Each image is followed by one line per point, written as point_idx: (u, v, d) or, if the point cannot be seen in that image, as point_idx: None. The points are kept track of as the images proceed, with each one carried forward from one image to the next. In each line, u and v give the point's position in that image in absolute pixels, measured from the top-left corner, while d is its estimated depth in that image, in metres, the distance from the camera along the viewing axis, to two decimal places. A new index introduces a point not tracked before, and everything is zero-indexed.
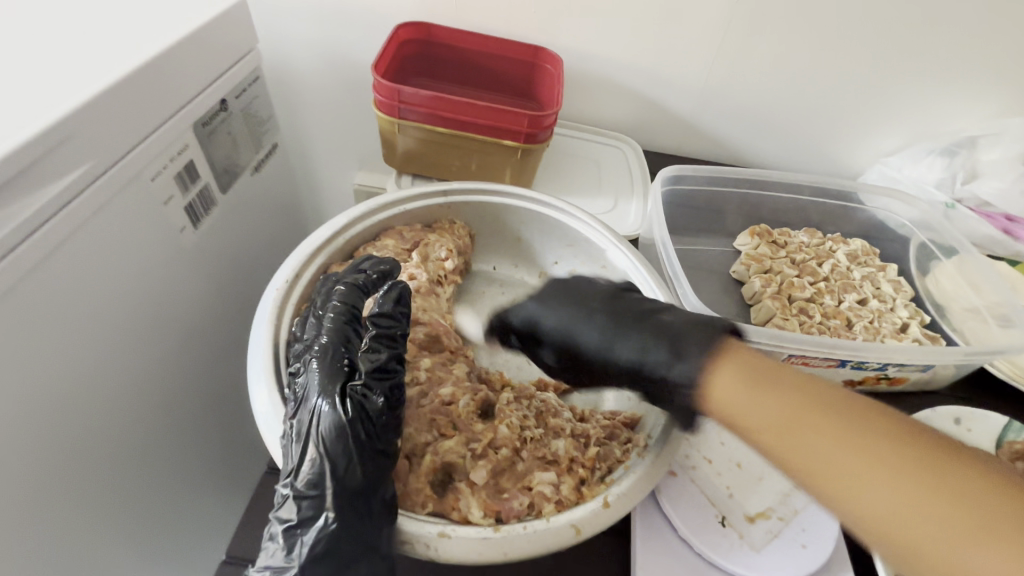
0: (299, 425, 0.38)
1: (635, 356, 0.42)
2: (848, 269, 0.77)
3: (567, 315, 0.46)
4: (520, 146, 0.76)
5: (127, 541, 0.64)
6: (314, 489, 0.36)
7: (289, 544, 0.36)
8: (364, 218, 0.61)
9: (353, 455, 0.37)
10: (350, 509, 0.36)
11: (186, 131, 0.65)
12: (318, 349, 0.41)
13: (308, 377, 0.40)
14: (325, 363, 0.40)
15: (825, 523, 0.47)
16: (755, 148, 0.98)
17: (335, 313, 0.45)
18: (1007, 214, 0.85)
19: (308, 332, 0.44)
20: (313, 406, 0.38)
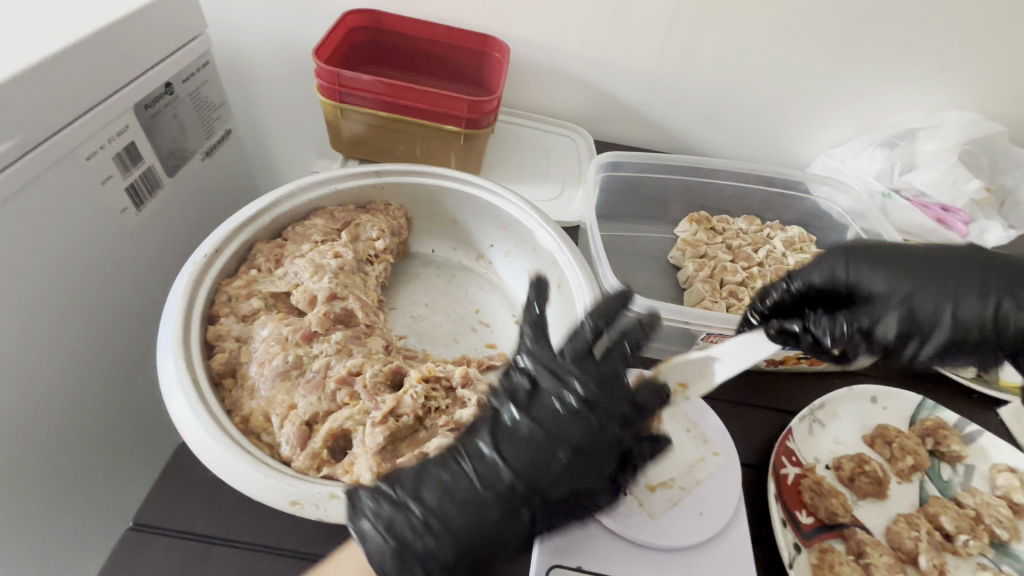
0: (477, 467, 0.40)
1: (994, 304, 0.44)
2: (783, 255, 0.79)
3: (901, 277, 0.46)
4: (462, 131, 0.77)
5: (49, 517, 0.64)
6: (472, 520, 0.39)
7: (396, 528, 0.38)
8: (294, 197, 0.62)
9: (522, 501, 0.40)
10: (497, 542, 0.39)
11: (126, 112, 0.65)
12: (562, 415, 0.42)
13: (560, 432, 0.42)
14: (596, 440, 0.42)
15: (726, 495, 0.49)
16: (705, 139, 1.00)
17: (612, 382, 0.44)
18: (942, 205, 0.87)
19: (551, 390, 0.44)
20: (545, 462, 0.41)
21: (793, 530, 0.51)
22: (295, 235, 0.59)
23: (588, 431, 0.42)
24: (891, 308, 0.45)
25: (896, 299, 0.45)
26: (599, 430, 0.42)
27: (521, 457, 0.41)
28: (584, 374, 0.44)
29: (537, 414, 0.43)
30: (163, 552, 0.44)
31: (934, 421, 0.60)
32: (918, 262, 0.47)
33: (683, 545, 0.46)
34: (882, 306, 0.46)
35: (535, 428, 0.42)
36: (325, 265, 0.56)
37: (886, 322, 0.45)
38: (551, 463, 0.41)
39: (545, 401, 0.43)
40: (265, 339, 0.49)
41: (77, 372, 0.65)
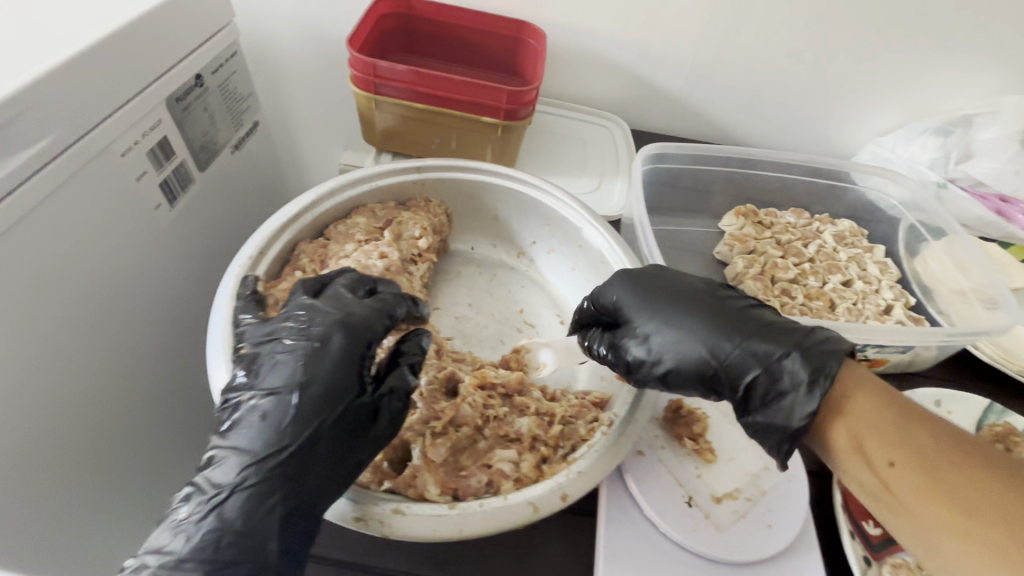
0: (242, 445, 0.37)
1: (727, 347, 0.44)
2: (834, 250, 0.75)
3: (648, 310, 0.47)
4: (500, 123, 0.74)
5: (94, 518, 0.64)
6: (243, 502, 0.35)
7: (203, 521, 0.35)
8: (335, 193, 0.59)
9: (271, 463, 0.36)
10: (256, 528, 0.36)
11: (158, 106, 0.64)
12: (293, 358, 0.39)
13: (280, 382, 0.38)
14: (335, 388, 0.39)
15: (792, 506, 0.47)
16: (746, 128, 0.96)
17: (307, 320, 0.41)
18: (1002, 195, 0.83)
19: (270, 348, 0.40)
20: (284, 427, 0.37)
21: (861, 542, 0.48)
22: (337, 235, 0.57)
23: (313, 391, 0.38)
24: (633, 333, 0.47)
25: (634, 329, 0.47)
26: (324, 369, 0.39)
27: (256, 427, 0.37)
28: (315, 323, 0.41)
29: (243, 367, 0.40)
30: None
31: (1005, 426, 0.57)
32: (668, 301, 0.47)
33: (753, 560, 0.44)
34: (631, 332, 0.48)
35: (282, 388, 0.38)
36: (371, 267, 0.54)
37: (640, 346, 0.46)
38: (309, 406, 0.38)
39: (269, 359, 0.40)
40: None
41: (117, 372, 0.64)
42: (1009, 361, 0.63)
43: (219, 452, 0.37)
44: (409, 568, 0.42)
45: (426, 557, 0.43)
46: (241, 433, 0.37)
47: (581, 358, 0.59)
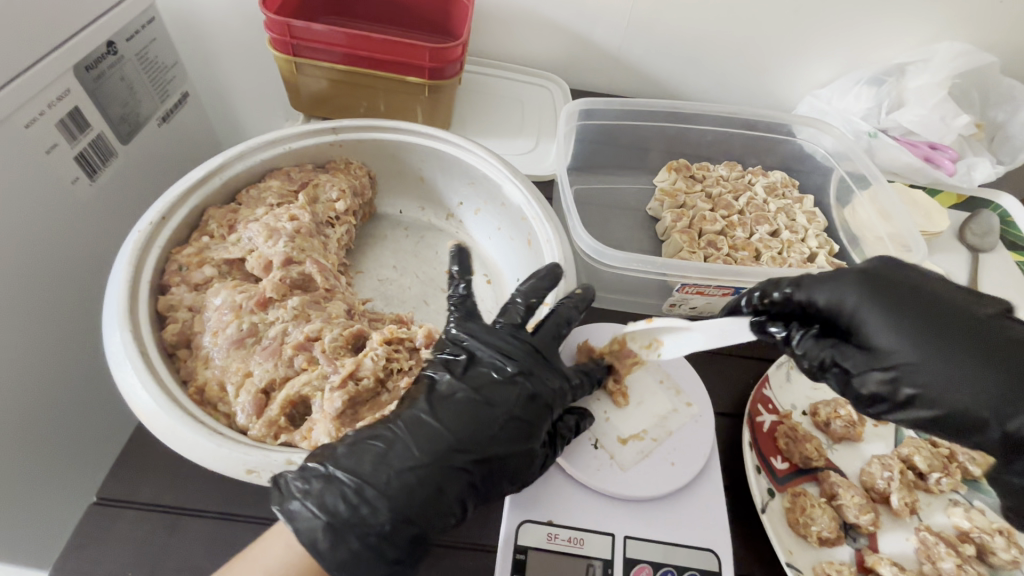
0: (446, 428, 0.40)
1: (1004, 399, 0.37)
2: (764, 201, 0.76)
3: (908, 335, 0.39)
4: (426, 83, 0.72)
5: (35, 507, 0.62)
6: (406, 485, 0.38)
7: (359, 487, 0.37)
8: (245, 157, 0.58)
9: (463, 461, 0.40)
10: (426, 500, 0.38)
11: (65, 74, 0.58)
12: (498, 381, 0.43)
13: (494, 396, 0.43)
14: (530, 422, 0.43)
15: (696, 444, 0.49)
16: (688, 84, 0.94)
17: (534, 362, 0.45)
18: (930, 142, 0.83)
19: (489, 363, 0.44)
20: (482, 435, 0.41)
21: (767, 476, 0.50)
22: (249, 199, 0.56)
23: (505, 418, 0.42)
24: (874, 357, 0.41)
25: (920, 366, 0.39)
26: (525, 405, 0.43)
27: (455, 423, 0.41)
28: (535, 362, 0.45)
29: (466, 376, 0.44)
30: (128, 524, 0.43)
31: None
32: (954, 324, 0.39)
33: (654, 496, 0.46)
34: (876, 359, 0.40)
35: (484, 403, 0.42)
36: (280, 229, 0.53)
37: (875, 377, 0.40)
38: (506, 425, 0.42)
39: (480, 370, 0.44)
40: (218, 308, 0.48)
41: (45, 361, 0.62)
42: None
43: (424, 417, 0.41)
44: None
45: None
46: (443, 419, 0.41)
47: None
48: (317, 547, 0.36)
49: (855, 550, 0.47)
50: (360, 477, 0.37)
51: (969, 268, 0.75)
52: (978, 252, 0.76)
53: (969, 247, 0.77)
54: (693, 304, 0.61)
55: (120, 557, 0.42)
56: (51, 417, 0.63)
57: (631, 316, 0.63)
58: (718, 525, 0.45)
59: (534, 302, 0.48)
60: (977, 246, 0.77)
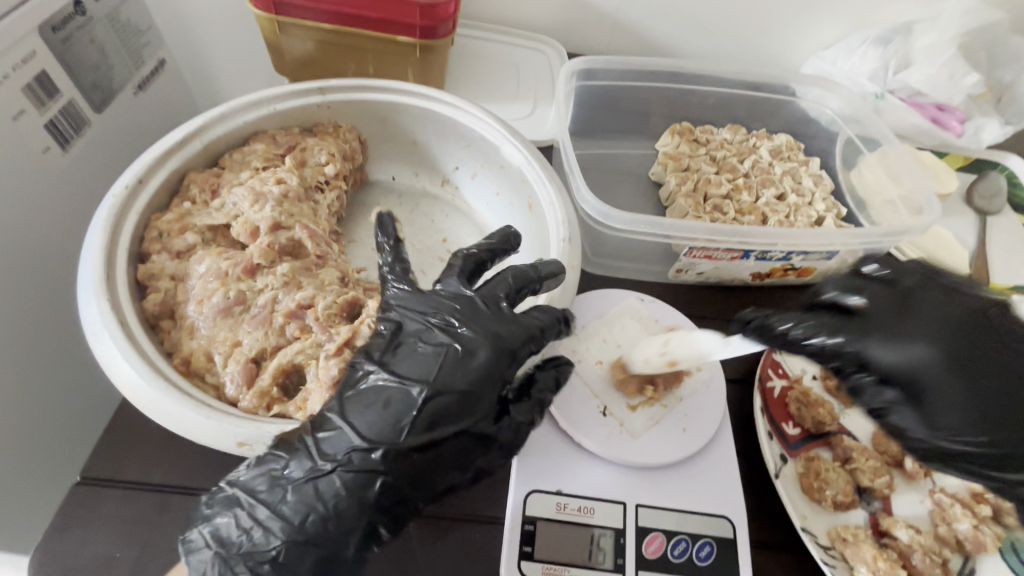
0: (359, 425, 0.35)
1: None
2: (770, 164, 0.74)
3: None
4: (417, 42, 0.68)
5: (14, 493, 0.59)
6: (303, 501, 0.34)
7: (255, 509, 0.34)
8: (227, 118, 0.54)
9: (378, 466, 0.34)
10: (335, 515, 0.34)
11: (28, 34, 0.54)
12: (424, 356, 0.38)
13: (418, 374, 0.37)
14: (466, 397, 0.36)
15: (707, 409, 0.47)
16: (690, 46, 0.90)
17: (466, 322, 0.39)
18: (938, 103, 0.81)
19: (415, 333, 0.39)
20: (401, 426, 0.35)
21: (779, 442, 0.49)
22: (233, 163, 0.53)
23: (424, 399, 0.36)
24: (942, 429, 0.34)
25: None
26: (453, 379, 0.37)
27: (369, 419, 0.36)
28: (468, 322, 0.39)
29: (389, 359, 0.38)
30: (114, 504, 0.41)
31: None
32: None
33: (665, 462, 0.44)
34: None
35: (400, 385, 0.37)
36: (267, 194, 0.50)
37: None
38: (429, 410, 0.36)
39: (407, 347, 0.39)
40: (203, 275, 0.45)
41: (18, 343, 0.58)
42: (932, 265, 0.66)
43: (334, 421, 0.36)
44: None
45: None
46: (356, 416, 0.36)
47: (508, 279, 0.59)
48: None
49: (869, 513, 0.46)
50: (253, 495, 0.35)
51: (977, 230, 0.73)
52: (987, 215, 0.74)
53: (977, 210, 0.75)
54: (700, 269, 0.59)
55: (107, 539, 0.40)
56: (28, 400, 0.60)
57: (636, 284, 0.62)
58: (731, 491, 0.44)
59: (476, 255, 0.44)
60: (985, 209, 0.75)
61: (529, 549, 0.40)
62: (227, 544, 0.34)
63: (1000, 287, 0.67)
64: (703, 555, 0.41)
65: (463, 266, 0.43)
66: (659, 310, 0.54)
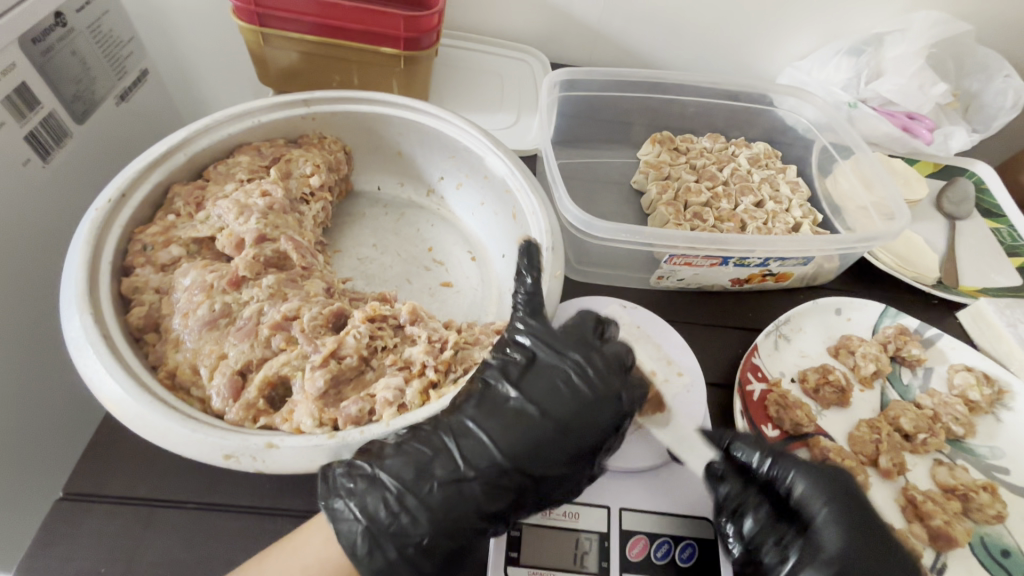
0: (501, 446, 0.39)
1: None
2: (748, 172, 0.76)
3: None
4: (401, 53, 0.69)
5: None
6: (449, 496, 0.37)
7: (400, 497, 0.36)
8: (212, 131, 0.55)
9: (513, 484, 0.38)
10: (470, 517, 0.37)
11: (8, 47, 0.53)
12: (561, 391, 0.41)
13: (558, 411, 0.40)
14: (596, 439, 0.40)
15: (688, 413, 0.49)
16: (670, 56, 0.92)
17: (597, 369, 0.42)
18: (909, 112, 0.84)
19: (550, 365, 0.42)
20: (537, 457, 0.39)
21: None
22: (217, 176, 0.53)
23: (556, 433, 0.40)
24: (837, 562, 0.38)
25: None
26: (589, 419, 0.40)
27: (510, 441, 0.39)
28: (602, 373, 0.42)
29: (527, 388, 0.41)
30: (98, 520, 0.41)
31: (897, 328, 0.60)
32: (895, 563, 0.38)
33: (648, 466, 0.45)
34: (819, 560, 0.39)
35: (540, 415, 0.40)
36: (251, 206, 0.50)
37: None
38: (568, 445, 0.39)
39: (544, 377, 0.41)
40: (188, 288, 0.45)
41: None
42: (904, 268, 0.68)
43: (478, 432, 0.39)
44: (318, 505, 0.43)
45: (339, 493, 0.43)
46: (499, 434, 0.39)
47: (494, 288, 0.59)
48: (355, 553, 0.35)
49: None
50: (409, 482, 0.37)
51: (947, 234, 0.76)
52: (956, 219, 0.76)
53: (946, 215, 0.78)
54: (680, 276, 0.60)
55: (91, 554, 0.39)
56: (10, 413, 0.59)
57: (619, 290, 0.63)
58: (711, 493, 0.45)
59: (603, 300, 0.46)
60: (954, 214, 0.78)
61: (515, 555, 0.41)
62: (378, 519, 0.36)
63: (969, 289, 0.69)
64: (685, 556, 0.42)
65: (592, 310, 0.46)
66: (640, 316, 0.55)
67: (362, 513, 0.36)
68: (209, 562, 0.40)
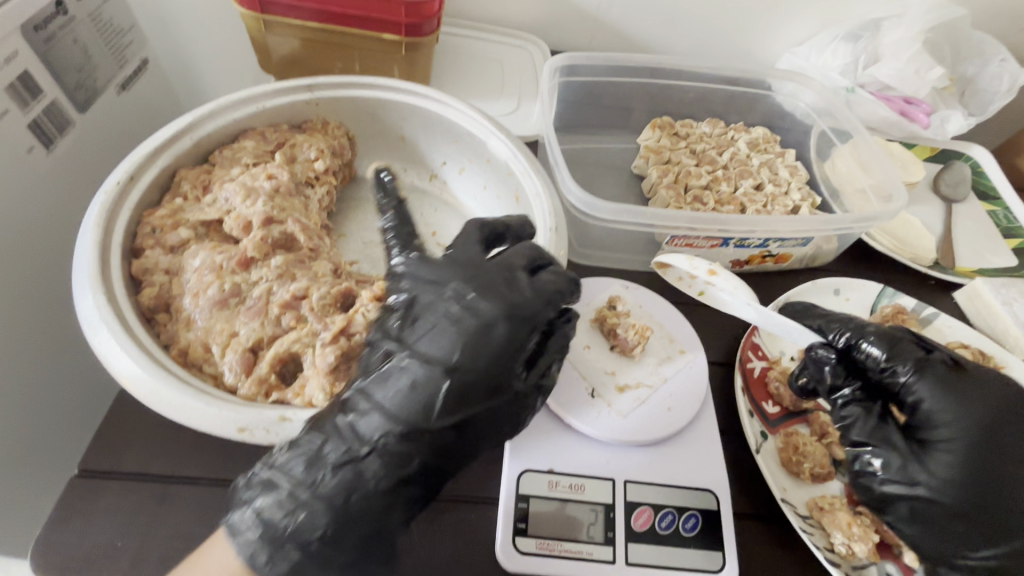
0: (389, 406, 0.37)
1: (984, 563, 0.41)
2: (748, 156, 0.76)
3: (966, 467, 0.43)
4: (403, 40, 0.69)
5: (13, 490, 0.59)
6: (345, 482, 0.35)
7: (298, 492, 0.35)
8: (217, 115, 0.55)
9: (415, 443, 0.37)
10: (383, 494, 0.36)
11: (11, 35, 0.54)
12: (444, 330, 0.38)
13: (439, 349, 0.38)
14: (490, 368, 0.38)
15: (692, 389, 0.50)
16: (670, 42, 0.92)
17: (477, 288, 0.40)
18: (906, 96, 0.84)
19: (429, 304, 0.40)
20: (430, 402, 0.37)
21: (759, 419, 0.51)
22: (222, 160, 0.54)
23: (444, 376, 0.37)
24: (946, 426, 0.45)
25: (946, 497, 0.42)
26: (479, 352, 0.38)
27: (398, 399, 0.37)
28: (483, 295, 0.39)
29: (404, 338, 0.39)
30: (114, 496, 0.42)
31: (894, 308, 0.61)
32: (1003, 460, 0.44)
33: (653, 440, 0.46)
34: (944, 431, 0.45)
35: (423, 364, 0.38)
36: (258, 188, 0.51)
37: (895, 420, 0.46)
38: (461, 384, 0.37)
39: (427, 323, 0.39)
40: (197, 269, 0.45)
41: (5, 346, 0.58)
42: (902, 250, 0.69)
43: (366, 403, 0.37)
44: None
45: None
46: (391, 385, 0.37)
47: None
48: (251, 562, 0.34)
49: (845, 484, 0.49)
50: (305, 482, 0.35)
51: (944, 217, 0.77)
52: (953, 202, 0.77)
53: (943, 198, 0.79)
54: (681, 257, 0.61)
55: (108, 529, 0.40)
56: (24, 396, 0.60)
57: (621, 273, 0.64)
58: (713, 467, 0.46)
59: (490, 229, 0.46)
60: (952, 197, 0.79)
61: (523, 526, 0.42)
62: (281, 518, 0.34)
63: (965, 270, 0.70)
64: (689, 526, 0.43)
65: (470, 235, 0.45)
66: (642, 295, 0.56)
67: (265, 515, 0.35)
68: None
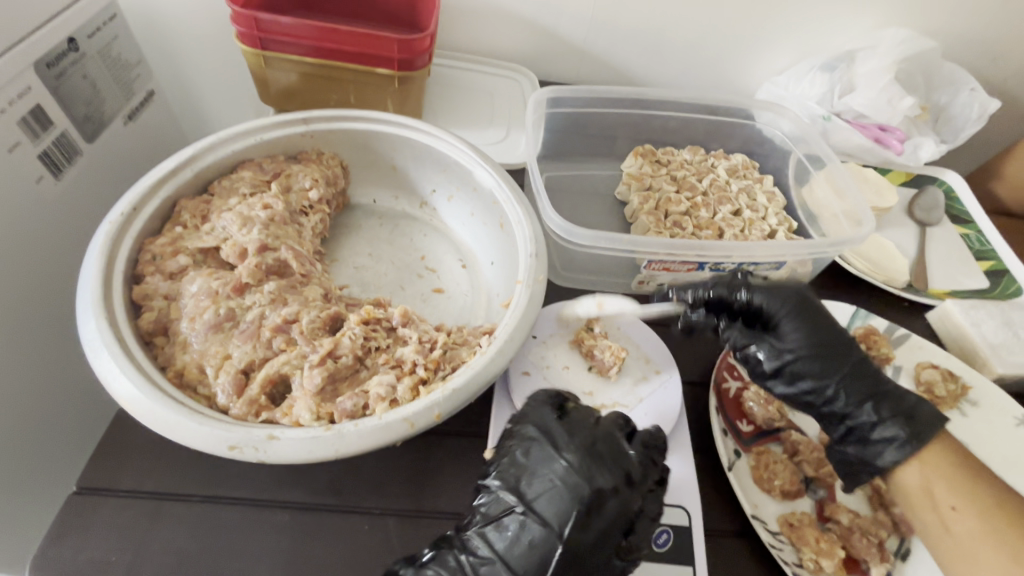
0: (509, 557, 0.39)
1: (853, 404, 0.50)
2: (727, 182, 0.79)
3: (810, 342, 0.51)
4: (395, 74, 0.72)
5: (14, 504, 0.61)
6: None
7: None
8: (218, 147, 0.58)
9: None
10: None
11: (25, 73, 0.57)
12: (559, 489, 0.41)
13: (554, 510, 0.40)
14: (600, 537, 0.40)
15: (665, 409, 0.52)
16: (655, 72, 0.96)
17: (590, 452, 0.43)
18: (880, 124, 0.88)
19: (545, 463, 0.43)
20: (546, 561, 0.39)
21: (733, 438, 0.52)
22: (221, 189, 0.57)
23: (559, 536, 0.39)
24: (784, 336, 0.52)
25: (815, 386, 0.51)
26: (593, 518, 0.40)
27: (516, 552, 0.39)
28: (598, 459, 0.42)
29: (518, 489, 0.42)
30: (109, 512, 0.44)
31: (866, 329, 0.63)
32: (828, 341, 0.52)
33: None
34: (781, 340, 0.52)
35: (541, 522, 0.40)
36: (254, 217, 0.54)
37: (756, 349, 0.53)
38: (576, 547, 0.39)
39: (544, 479, 0.42)
40: (195, 294, 0.48)
41: (10, 364, 0.60)
42: (876, 272, 0.71)
43: (484, 547, 0.40)
44: (312, 497, 0.46)
45: (325, 486, 0.47)
46: (507, 532, 0.40)
47: (483, 294, 0.63)
48: None
49: (816, 501, 0.51)
50: None
51: (918, 240, 0.79)
52: (926, 226, 0.80)
53: (917, 221, 0.82)
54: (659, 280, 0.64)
55: (103, 544, 0.42)
56: (27, 412, 0.63)
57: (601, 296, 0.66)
58: (685, 484, 0.48)
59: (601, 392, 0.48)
60: (926, 220, 0.81)
61: None
62: None
63: (937, 292, 0.73)
64: (661, 541, 0.45)
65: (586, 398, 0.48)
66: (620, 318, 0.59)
67: None
68: (215, 550, 0.43)
